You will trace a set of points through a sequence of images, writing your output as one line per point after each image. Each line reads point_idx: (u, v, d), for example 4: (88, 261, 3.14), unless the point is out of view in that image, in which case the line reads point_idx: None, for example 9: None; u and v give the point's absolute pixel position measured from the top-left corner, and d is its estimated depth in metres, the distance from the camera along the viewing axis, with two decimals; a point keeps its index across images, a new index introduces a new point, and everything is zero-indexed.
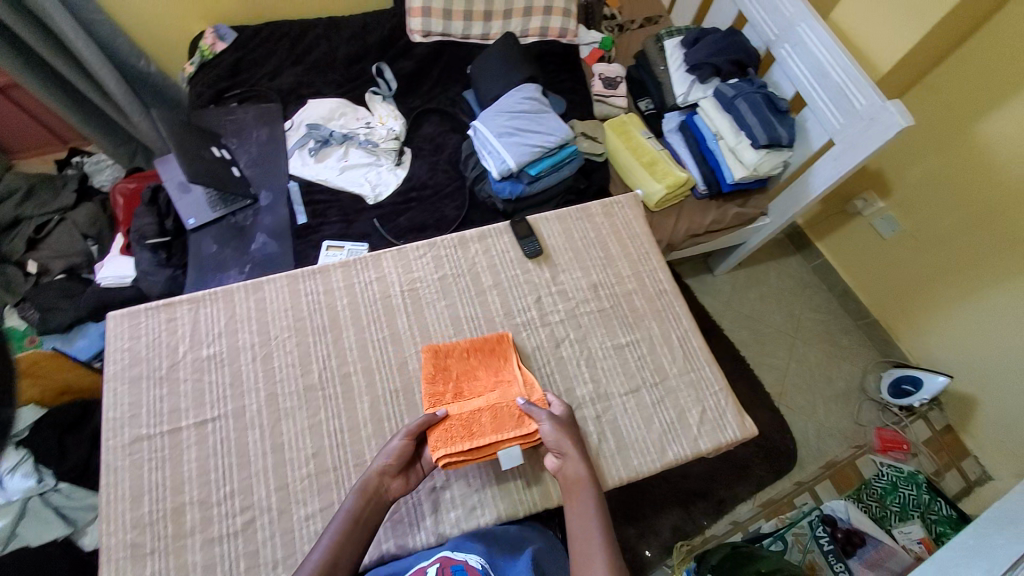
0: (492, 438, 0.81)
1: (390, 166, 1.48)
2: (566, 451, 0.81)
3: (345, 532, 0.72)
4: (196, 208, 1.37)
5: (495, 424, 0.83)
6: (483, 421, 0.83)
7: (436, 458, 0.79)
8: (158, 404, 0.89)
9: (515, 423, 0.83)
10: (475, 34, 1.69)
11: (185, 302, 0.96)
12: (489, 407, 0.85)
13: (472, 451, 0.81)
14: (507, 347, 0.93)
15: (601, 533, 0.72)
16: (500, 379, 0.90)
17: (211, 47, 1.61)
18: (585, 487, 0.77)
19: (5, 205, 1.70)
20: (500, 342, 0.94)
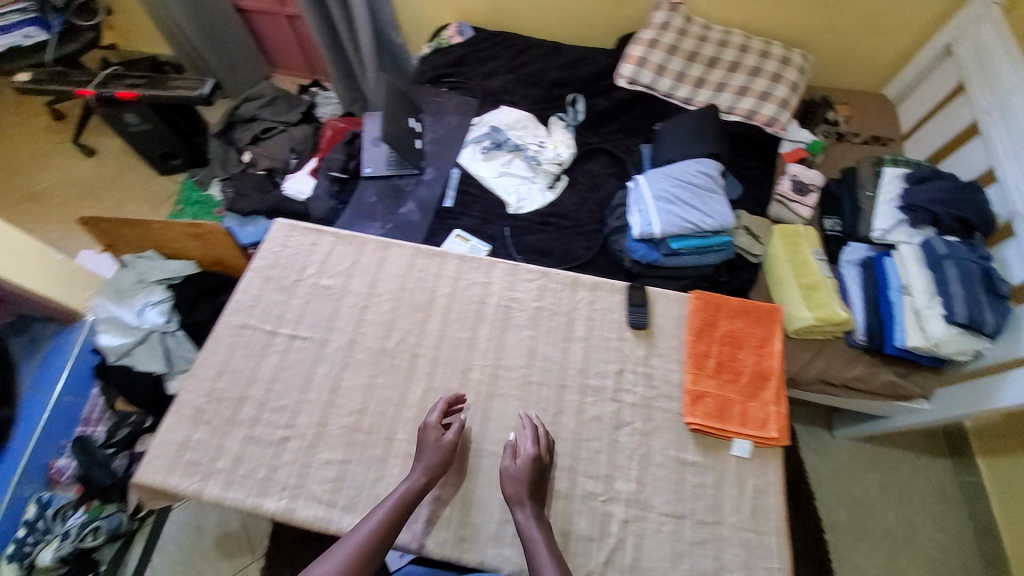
0: (736, 429, 0.89)
1: (542, 186, 1.53)
2: (528, 501, 0.79)
3: (391, 520, 0.76)
4: (376, 161, 1.58)
5: (742, 418, 0.90)
6: (735, 411, 0.91)
7: (691, 423, 0.89)
8: (272, 306, 1.01)
9: (757, 424, 0.90)
10: (679, 95, 1.64)
11: (329, 235, 1.10)
12: (741, 401, 0.92)
13: (720, 430, 0.89)
14: (775, 346, 0.98)
15: None
16: (760, 372, 0.95)
17: (450, 37, 1.86)
18: (539, 532, 0.77)
19: (252, 103, 2.10)
20: (769, 336, 0.99)
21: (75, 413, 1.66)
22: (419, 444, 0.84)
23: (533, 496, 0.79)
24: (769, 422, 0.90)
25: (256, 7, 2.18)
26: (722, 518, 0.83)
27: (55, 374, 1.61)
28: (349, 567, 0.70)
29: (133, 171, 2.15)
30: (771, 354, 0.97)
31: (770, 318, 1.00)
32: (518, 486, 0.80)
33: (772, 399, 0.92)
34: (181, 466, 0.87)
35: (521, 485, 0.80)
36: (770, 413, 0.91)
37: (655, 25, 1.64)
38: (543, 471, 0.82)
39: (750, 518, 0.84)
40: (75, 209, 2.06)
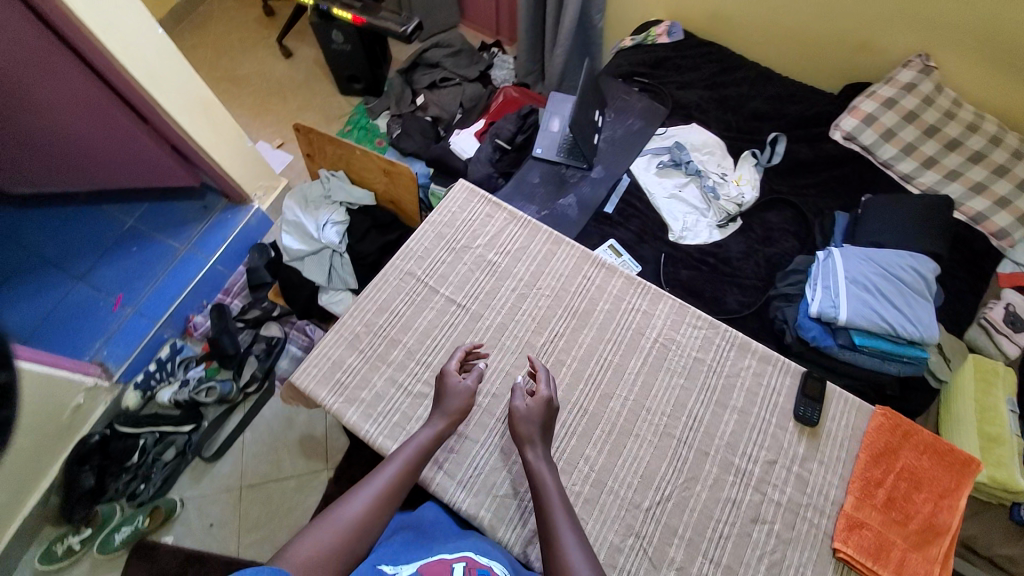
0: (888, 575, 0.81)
1: (710, 223, 1.41)
2: (539, 443, 0.82)
3: (413, 462, 0.81)
4: (548, 144, 1.54)
5: (898, 566, 0.81)
6: (892, 556, 0.82)
7: (838, 548, 0.83)
8: (439, 264, 1.04)
9: None
10: (899, 169, 1.44)
11: (505, 212, 1.10)
12: (902, 548, 0.83)
13: (868, 568, 0.82)
14: (960, 502, 0.86)
15: (573, 539, 0.69)
16: (935, 526, 0.84)
17: (657, 36, 1.72)
18: (547, 467, 0.80)
19: (440, 49, 2.13)
20: (957, 488, 0.87)
21: (220, 282, 1.86)
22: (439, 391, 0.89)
23: (543, 437, 0.83)
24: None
25: None
26: None
27: (216, 244, 1.82)
28: (378, 499, 0.75)
29: (317, 82, 2.30)
30: (953, 510, 0.85)
31: (965, 469, 0.88)
32: (531, 428, 0.83)
33: (941, 561, 0.82)
34: (331, 381, 0.94)
35: (534, 428, 0.83)
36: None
37: (899, 83, 1.43)
38: (552, 413, 0.85)
39: None
40: (262, 101, 2.26)
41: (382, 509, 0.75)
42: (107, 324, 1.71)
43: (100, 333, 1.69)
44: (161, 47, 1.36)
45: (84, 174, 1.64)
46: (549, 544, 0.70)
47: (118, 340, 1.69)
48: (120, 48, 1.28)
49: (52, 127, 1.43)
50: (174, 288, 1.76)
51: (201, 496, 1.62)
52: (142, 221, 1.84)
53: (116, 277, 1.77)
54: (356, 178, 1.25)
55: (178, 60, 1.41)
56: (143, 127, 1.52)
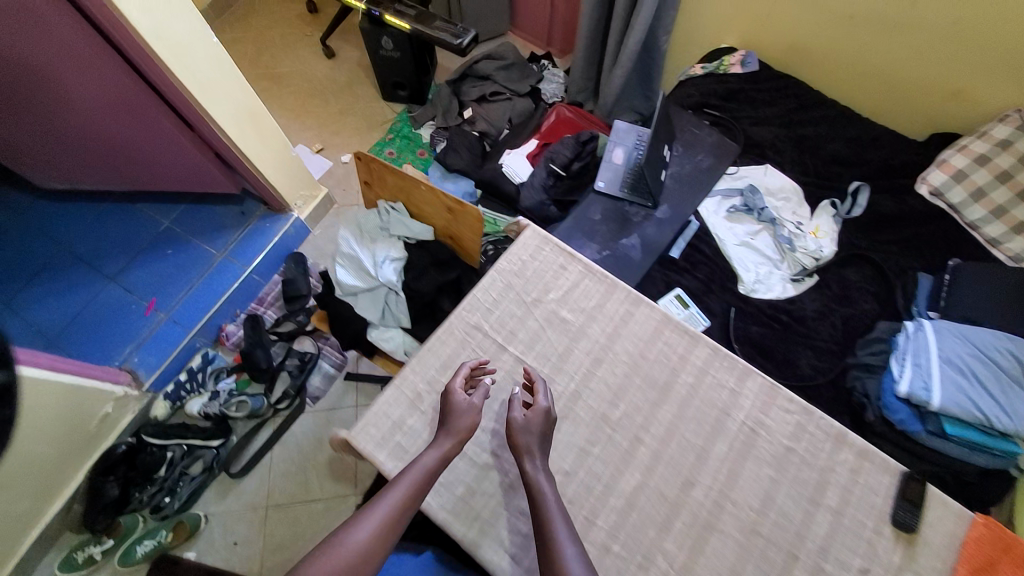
0: None
1: (784, 276, 1.34)
2: (537, 455, 0.79)
3: (417, 487, 0.76)
4: (611, 177, 1.46)
5: None
6: None
7: None
8: (508, 318, 0.97)
9: None
10: (987, 232, 1.32)
11: (581, 264, 1.02)
12: None
13: None
14: None
15: (575, 556, 0.67)
16: None
17: (730, 65, 1.62)
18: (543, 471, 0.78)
19: (492, 61, 2.03)
20: None
21: (254, 291, 1.79)
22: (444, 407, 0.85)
23: (542, 448, 0.80)
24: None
25: None
26: None
27: (255, 253, 1.76)
28: (382, 531, 0.70)
29: (360, 86, 2.23)
30: None
31: None
32: (530, 438, 0.80)
33: None
34: (389, 444, 0.87)
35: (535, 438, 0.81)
36: None
37: (994, 139, 1.31)
38: (549, 422, 0.83)
39: None
40: (302, 103, 2.19)
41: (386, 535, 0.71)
42: (140, 328, 1.63)
43: (132, 338, 1.61)
44: (214, 55, 1.28)
45: (134, 177, 1.65)
46: (547, 554, 0.68)
47: (150, 347, 1.60)
48: (174, 56, 1.19)
49: (100, 132, 1.44)
50: (208, 296, 1.69)
51: (225, 512, 1.55)
52: (178, 223, 1.79)
53: (150, 279, 1.71)
54: (415, 211, 1.18)
55: (230, 67, 1.33)
56: (189, 134, 1.45)
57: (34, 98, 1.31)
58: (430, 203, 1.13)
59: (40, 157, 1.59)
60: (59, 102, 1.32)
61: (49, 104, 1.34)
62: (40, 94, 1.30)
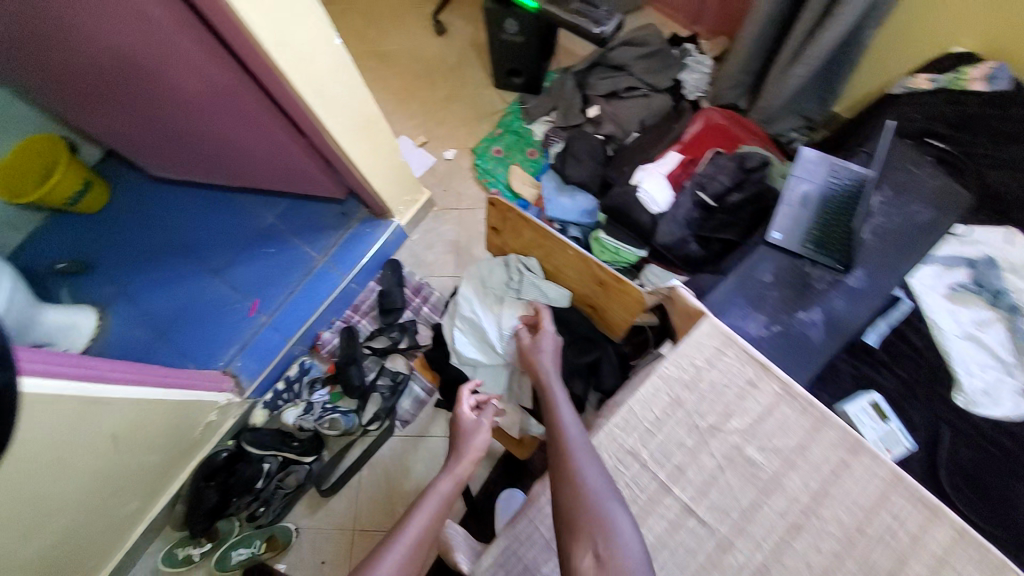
0: None
1: (1015, 389, 0.98)
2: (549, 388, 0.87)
3: (438, 511, 0.81)
4: (790, 227, 1.14)
5: None
6: None
7: None
8: (675, 450, 0.75)
9: None
10: None
11: (778, 384, 0.76)
12: None
13: None
14: None
15: (591, 465, 0.71)
16: None
17: (969, 80, 1.19)
18: (554, 372, 0.92)
19: (627, 49, 1.71)
20: None
21: (350, 298, 1.70)
22: (456, 428, 0.96)
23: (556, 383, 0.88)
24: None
25: None
26: None
27: (353, 261, 1.65)
28: (411, 549, 0.74)
29: (469, 69, 1.99)
30: None
31: None
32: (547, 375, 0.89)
33: None
34: None
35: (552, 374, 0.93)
36: None
37: None
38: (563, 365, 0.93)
39: None
40: (405, 86, 2.00)
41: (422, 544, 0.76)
42: (243, 330, 1.60)
43: (234, 339, 1.59)
44: (334, 61, 1.10)
45: (243, 174, 1.57)
46: (563, 456, 0.73)
47: (252, 351, 1.57)
48: (294, 67, 1.03)
49: (211, 133, 1.34)
50: (307, 304, 1.62)
51: (315, 528, 1.55)
52: (282, 220, 1.71)
53: (254, 279, 1.66)
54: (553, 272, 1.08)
55: (350, 74, 1.15)
56: (299, 140, 1.30)
57: (150, 98, 1.22)
58: (577, 269, 1.01)
59: (156, 150, 1.55)
60: (172, 104, 1.23)
61: (165, 103, 1.23)
62: (155, 93, 1.19)
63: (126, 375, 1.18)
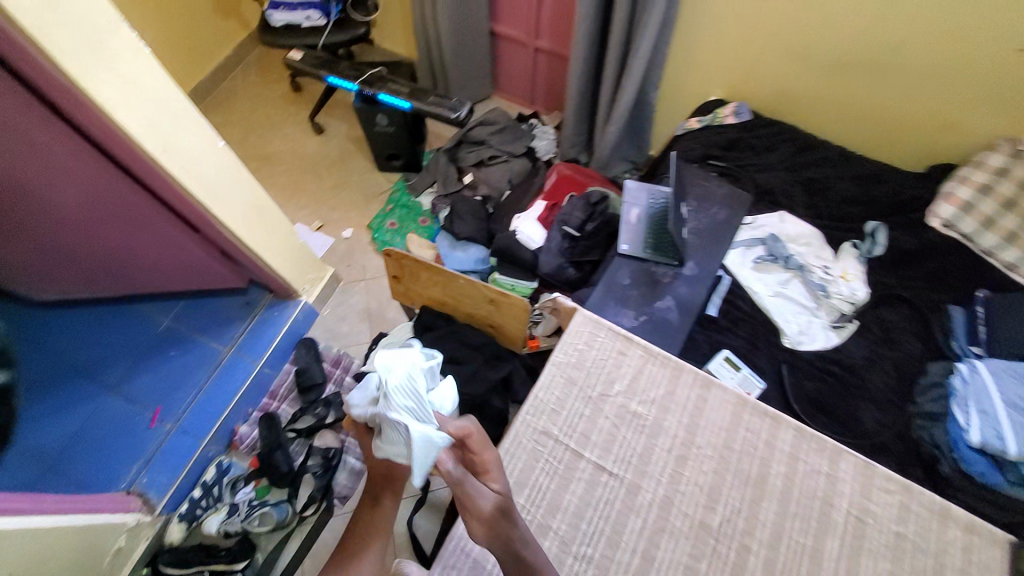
0: None
1: (825, 323, 1.29)
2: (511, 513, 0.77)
3: None
4: (633, 238, 1.44)
5: None
6: None
7: None
8: (577, 420, 0.90)
9: None
10: (1002, 260, 1.33)
11: (641, 348, 0.96)
12: None
13: None
14: None
15: None
16: None
17: (724, 117, 1.66)
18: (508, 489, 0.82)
19: (484, 127, 2.06)
20: None
21: (266, 384, 1.67)
22: None
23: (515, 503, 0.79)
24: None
25: (507, 32, 2.15)
26: None
27: (264, 346, 1.65)
28: None
29: (352, 159, 2.20)
30: None
31: None
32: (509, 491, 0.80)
33: None
34: None
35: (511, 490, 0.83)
36: None
37: (976, 184, 1.36)
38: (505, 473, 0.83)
39: None
40: (294, 182, 2.14)
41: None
42: (145, 443, 1.48)
43: (137, 455, 1.46)
44: (224, 160, 1.23)
45: (134, 283, 1.55)
46: None
47: (161, 463, 1.46)
48: (184, 166, 1.14)
49: (98, 245, 1.36)
50: (219, 400, 1.56)
51: None
52: (180, 320, 1.66)
53: (155, 386, 1.57)
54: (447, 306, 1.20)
55: (240, 172, 1.28)
56: (193, 236, 1.37)
57: (32, 218, 1.26)
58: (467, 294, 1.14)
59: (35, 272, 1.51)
60: (58, 220, 1.27)
61: (51, 220, 1.27)
62: (41, 213, 1.25)
63: (14, 505, 1.05)
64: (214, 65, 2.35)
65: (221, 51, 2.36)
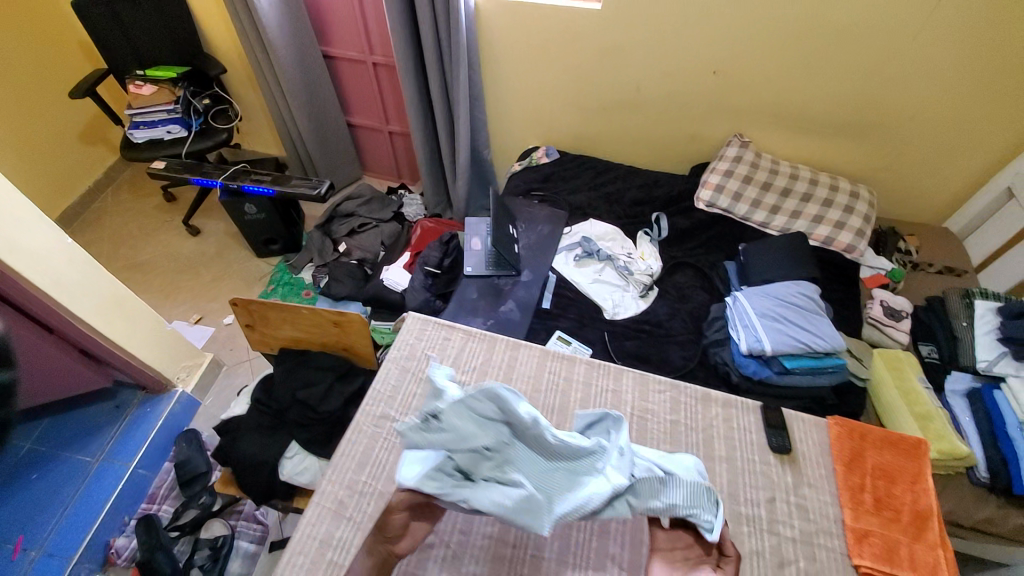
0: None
1: (634, 295, 1.58)
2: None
3: None
4: (476, 261, 1.69)
5: (912, 564, 0.86)
6: (905, 554, 0.87)
7: (862, 565, 0.86)
8: (410, 397, 1.05)
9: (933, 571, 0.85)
10: (754, 219, 1.73)
11: (462, 331, 1.17)
12: (907, 543, 0.88)
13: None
14: (930, 484, 0.95)
15: None
16: (920, 513, 0.92)
17: (539, 158, 2.06)
18: None
19: (351, 201, 2.31)
20: (921, 471, 0.96)
21: (144, 486, 1.62)
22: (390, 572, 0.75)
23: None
24: (941, 570, 0.86)
25: (362, 122, 2.50)
26: None
27: (136, 446, 1.61)
28: None
29: (231, 252, 2.33)
30: (928, 492, 0.94)
31: (918, 451, 0.99)
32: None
33: (941, 544, 0.88)
34: (321, 567, 0.84)
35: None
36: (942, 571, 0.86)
37: (720, 171, 1.78)
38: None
39: None
40: (172, 282, 2.21)
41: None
42: None
43: None
44: (72, 257, 1.35)
45: None
46: None
47: None
48: (27, 263, 1.25)
49: None
50: (87, 512, 1.50)
51: None
52: (42, 440, 1.58)
53: (13, 517, 1.46)
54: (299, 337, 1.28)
55: (92, 266, 1.41)
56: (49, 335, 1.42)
57: None
58: (313, 323, 1.23)
59: None
60: None
61: None
62: None
63: None
64: (82, 192, 2.45)
65: (88, 178, 2.48)
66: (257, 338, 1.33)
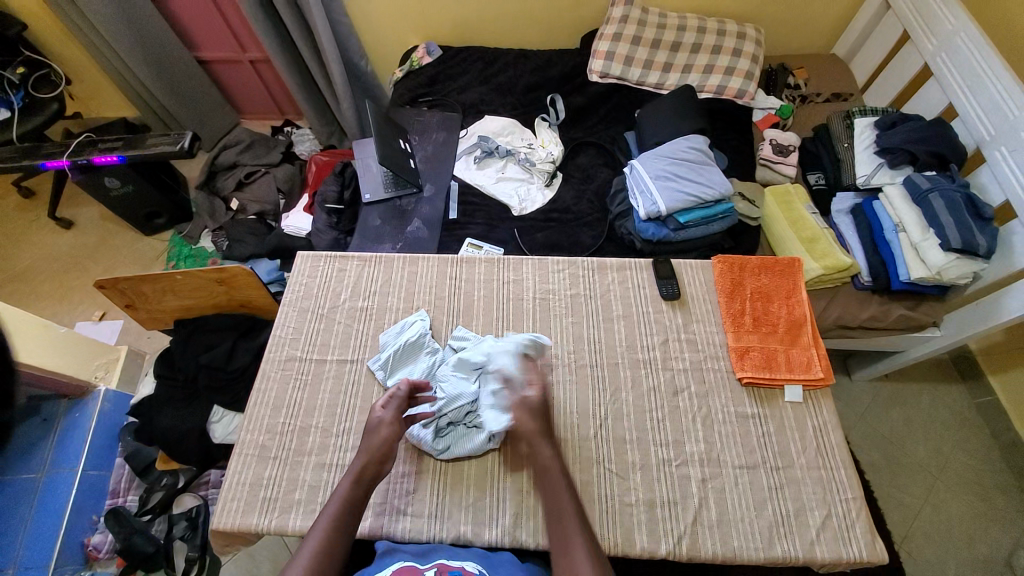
0: (784, 375, 1.02)
1: (539, 185, 1.55)
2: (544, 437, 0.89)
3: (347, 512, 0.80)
4: (374, 186, 1.60)
5: (787, 364, 1.03)
6: (781, 359, 1.04)
7: (744, 376, 1.02)
8: (314, 335, 1.06)
9: (802, 367, 1.03)
10: (650, 82, 1.66)
11: (356, 259, 1.16)
12: (781, 349, 1.05)
13: (771, 379, 1.02)
14: (802, 294, 1.12)
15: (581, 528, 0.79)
16: (794, 321, 1.09)
17: (420, 59, 1.85)
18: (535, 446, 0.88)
19: (230, 150, 2.08)
20: (795, 285, 1.13)
21: (102, 484, 1.58)
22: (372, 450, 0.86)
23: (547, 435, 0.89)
24: (813, 363, 1.04)
25: (215, 56, 2.16)
26: (795, 458, 0.96)
27: (79, 450, 1.54)
28: (328, 538, 0.77)
29: (116, 236, 2.11)
30: (800, 302, 1.11)
31: (792, 269, 1.15)
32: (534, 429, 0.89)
33: (811, 342, 1.07)
34: (256, 503, 0.90)
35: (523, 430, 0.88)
36: (809, 361, 1.04)
37: (609, 36, 1.66)
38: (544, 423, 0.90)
39: (819, 457, 0.96)
40: (61, 282, 2.01)
41: (336, 542, 0.77)
42: None
43: None
44: None
45: None
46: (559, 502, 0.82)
47: None
48: None
49: None
50: (49, 523, 1.44)
51: None
52: None
53: None
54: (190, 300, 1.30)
55: None
56: None
57: None
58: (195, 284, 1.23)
59: None
60: None
61: None
62: None
63: None
64: None
65: None
66: (144, 317, 1.37)
